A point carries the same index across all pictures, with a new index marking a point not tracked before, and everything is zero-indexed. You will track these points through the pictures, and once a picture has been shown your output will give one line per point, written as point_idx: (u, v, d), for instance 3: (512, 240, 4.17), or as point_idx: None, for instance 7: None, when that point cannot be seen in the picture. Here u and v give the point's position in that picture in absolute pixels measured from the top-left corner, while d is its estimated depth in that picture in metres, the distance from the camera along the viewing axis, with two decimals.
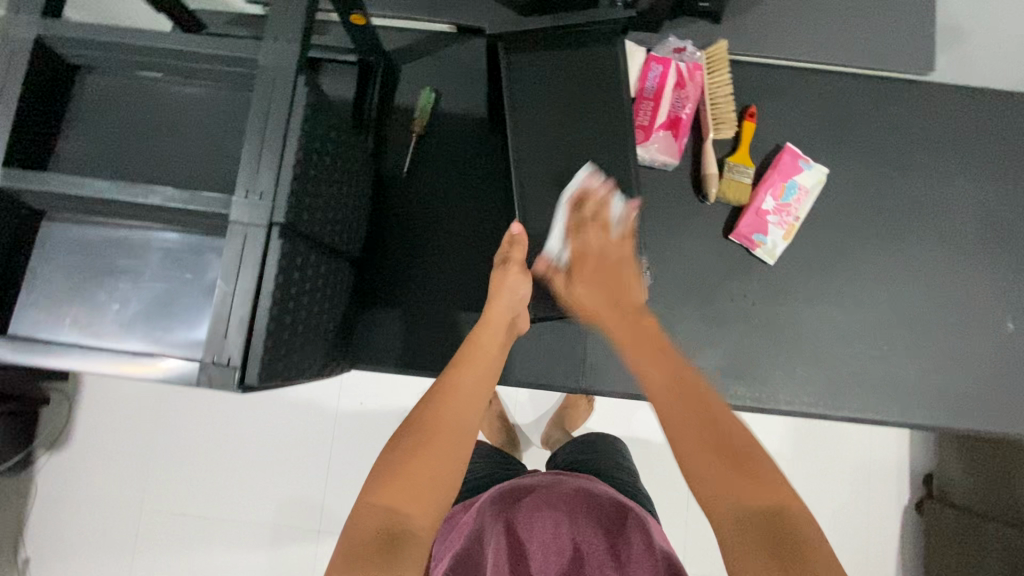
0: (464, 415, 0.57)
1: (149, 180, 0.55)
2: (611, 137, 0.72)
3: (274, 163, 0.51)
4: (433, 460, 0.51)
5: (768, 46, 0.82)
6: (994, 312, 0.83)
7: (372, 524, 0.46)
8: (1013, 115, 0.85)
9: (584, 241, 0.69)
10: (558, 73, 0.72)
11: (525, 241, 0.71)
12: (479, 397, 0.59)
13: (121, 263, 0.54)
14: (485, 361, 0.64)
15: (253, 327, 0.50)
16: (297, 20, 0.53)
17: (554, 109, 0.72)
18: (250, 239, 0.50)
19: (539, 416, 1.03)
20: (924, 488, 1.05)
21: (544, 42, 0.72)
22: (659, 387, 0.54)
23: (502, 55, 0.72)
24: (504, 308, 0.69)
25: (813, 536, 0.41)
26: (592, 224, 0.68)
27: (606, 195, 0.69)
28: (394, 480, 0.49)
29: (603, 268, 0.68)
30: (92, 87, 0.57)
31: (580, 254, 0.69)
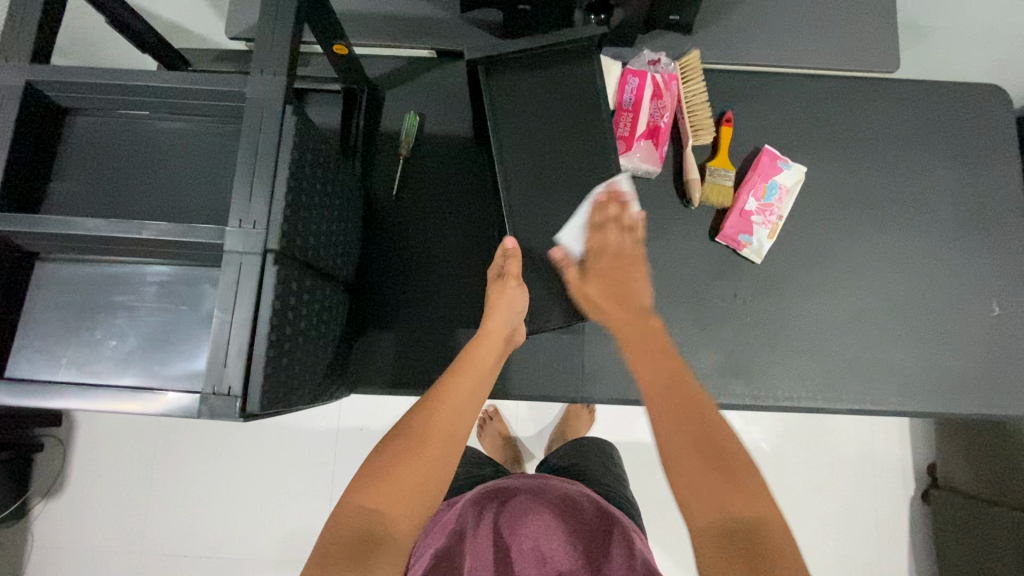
0: (456, 424, 0.61)
1: (145, 216, 0.57)
2: (592, 150, 0.74)
3: (266, 191, 0.52)
4: (419, 471, 0.56)
5: (740, 52, 0.85)
6: (981, 296, 0.84)
7: (352, 526, 0.52)
8: (983, 102, 0.88)
9: (603, 239, 0.74)
10: (539, 91, 0.74)
11: (519, 254, 0.71)
12: (471, 408, 0.63)
13: (115, 299, 0.55)
14: (481, 369, 0.66)
15: (253, 354, 0.51)
16: (283, 54, 0.55)
17: (537, 126, 0.74)
18: (246, 267, 0.51)
19: (540, 429, 1.05)
20: (929, 479, 1.07)
21: (523, 61, 0.74)
22: (663, 399, 0.59)
23: (483, 77, 0.74)
24: (502, 322, 0.71)
25: (785, 545, 0.49)
26: (614, 227, 0.74)
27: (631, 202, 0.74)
28: (380, 485, 0.54)
29: (614, 266, 0.74)
30: (80, 127, 0.59)
31: (598, 249, 0.74)
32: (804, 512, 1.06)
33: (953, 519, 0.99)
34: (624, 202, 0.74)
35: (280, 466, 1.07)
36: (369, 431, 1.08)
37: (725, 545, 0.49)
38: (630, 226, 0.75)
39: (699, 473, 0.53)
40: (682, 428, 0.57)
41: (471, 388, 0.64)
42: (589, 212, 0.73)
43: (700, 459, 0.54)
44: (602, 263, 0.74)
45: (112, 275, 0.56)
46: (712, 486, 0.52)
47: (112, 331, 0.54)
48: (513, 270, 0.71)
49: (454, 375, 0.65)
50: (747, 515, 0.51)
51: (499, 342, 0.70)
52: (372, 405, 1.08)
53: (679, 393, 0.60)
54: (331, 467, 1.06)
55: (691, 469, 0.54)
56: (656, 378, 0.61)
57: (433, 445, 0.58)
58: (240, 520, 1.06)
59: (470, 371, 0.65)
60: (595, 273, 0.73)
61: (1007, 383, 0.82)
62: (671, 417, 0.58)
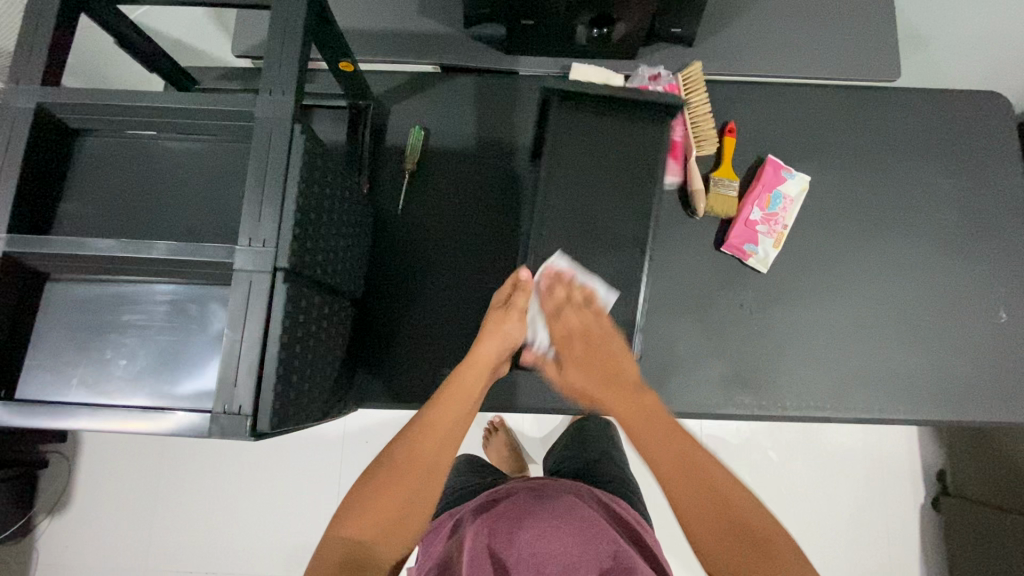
0: (441, 454, 0.60)
1: (153, 236, 0.57)
2: (631, 197, 0.73)
3: (276, 210, 0.53)
4: (402, 501, 0.55)
5: (742, 62, 0.85)
6: (988, 303, 0.84)
7: (336, 554, 0.52)
8: (983, 108, 0.88)
9: (564, 323, 0.73)
10: (597, 139, 0.73)
11: (530, 287, 0.73)
12: (457, 436, 0.62)
13: (125, 319, 0.56)
14: (468, 395, 0.65)
15: (263, 373, 0.51)
16: (291, 74, 0.56)
17: (584, 175, 0.73)
18: (255, 286, 0.51)
19: (547, 435, 1.06)
20: (938, 486, 1.07)
21: (595, 106, 0.73)
22: (671, 467, 0.58)
23: (553, 107, 0.73)
24: (489, 352, 0.69)
25: None
26: (568, 306, 0.72)
27: (573, 278, 0.74)
28: (364, 513, 0.54)
29: (587, 347, 0.71)
30: (90, 148, 0.59)
31: (564, 336, 0.72)
32: (814, 520, 1.05)
33: (964, 527, 0.98)
34: (568, 280, 0.74)
35: (285, 480, 1.06)
36: (374, 444, 1.07)
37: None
38: (587, 300, 0.73)
39: (725, 543, 0.52)
40: (698, 500, 0.55)
41: (458, 416, 0.63)
42: (538, 302, 0.75)
43: (711, 524, 0.53)
44: (576, 347, 0.71)
45: (121, 295, 0.56)
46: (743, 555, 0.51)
47: (121, 351, 0.55)
48: (519, 303, 0.72)
49: (440, 403, 0.63)
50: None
51: (485, 370, 0.68)
52: (377, 419, 1.08)
53: (684, 458, 0.58)
54: (338, 481, 1.06)
55: (716, 543, 0.52)
56: (655, 443, 0.60)
57: (418, 475, 0.57)
58: (245, 535, 1.05)
59: (458, 398, 0.64)
60: (571, 365, 0.71)
61: (1017, 390, 0.81)
62: (680, 489, 0.56)
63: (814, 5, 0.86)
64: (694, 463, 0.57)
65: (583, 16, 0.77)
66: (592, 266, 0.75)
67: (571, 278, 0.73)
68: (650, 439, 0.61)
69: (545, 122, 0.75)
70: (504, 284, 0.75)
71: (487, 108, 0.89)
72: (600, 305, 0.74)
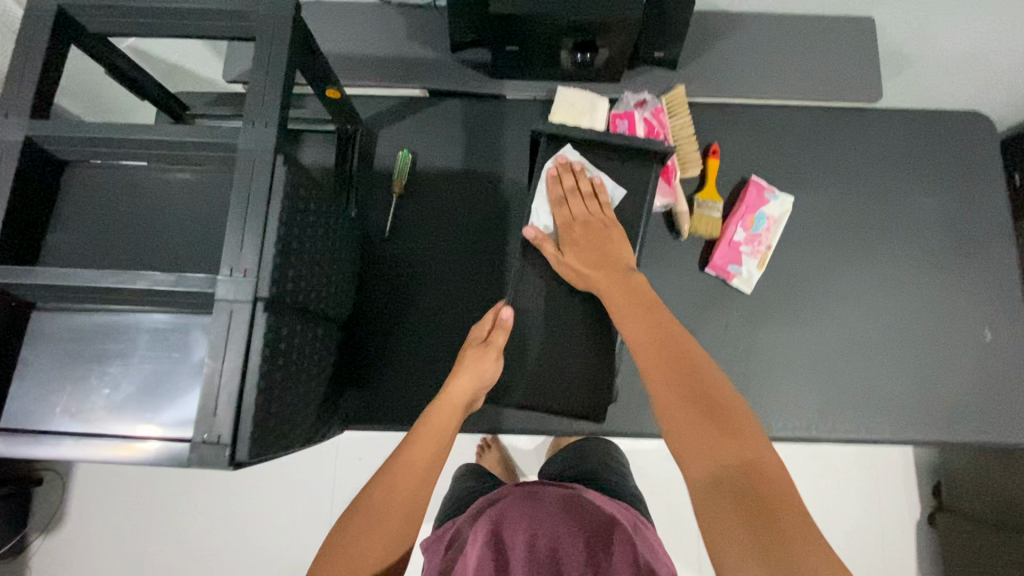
0: (413, 497, 0.59)
1: (138, 266, 0.58)
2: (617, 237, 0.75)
3: (258, 241, 0.54)
4: (377, 544, 0.55)
5: (725, 85, 0.86)
6: (973, 322, 0.84)
7: None
8: (965, 129, 0.89)
9: (568, 210, 0.72)
10: None
11: (508, 327, 0.72)
12: (429, 478, 0.62)
13: (108, 348, 0.56)
14: (439, 437, 0.64)
15: (242, 403, 0.52)
16: (274, 107, 0.57)
17: None
18: (236, 316, 0.52)
19: (540, 446, 1.08)
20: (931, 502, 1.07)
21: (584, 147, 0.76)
22: (650, 351, 0.57)
23: (543, 145, 0.76)
24: (462, 391, 0.68)
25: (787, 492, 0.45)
26: (575, 195, 0.72)
27: (582, 169, 0.73)
28: (339, 558, 0.54)
29: (588, 234, 0.70)
30: (78, 178, 0.60)
31: (566, 220, 0.72)
32: None
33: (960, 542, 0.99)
34: (578, 172, 0.73)
35: (277, 499, 1.06)
36: (367, 461, 1.08)
37: (719, 490, 0.46)
38: (594, 192, 0.72)
39: (688, 419, 0.50)
40: (669, 382, 0.53)
41: (430, 457, 0.62)
42: (546, 188, 0.74)
43: (685, 398, 0.52)
44: (577, 232, 0.71)
45: (106, 323, 0.57)
46: (704, 432, 0.49)
47: (105, 379, 0.55)
48: (497, 342, 0.71)
49: (410, 445, 0.63)
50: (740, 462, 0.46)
51: (456, 411, 0.67)
52: (369, 436, 1.08)
53: (665, 348, 0.56)
54: (329, 500, 1.06)
55: (681, 418, 0.51)
56: (641, 334, 0.59)
57: (393, 520, 0.57)
58: (236, 555, 1.05)
59: (430, 438, 0.64)
60: (568, 248, 0.70)
61: (1005, 409, 0.81)
62: (657, 370, 0.55)
63: (797, 29, 0.87)
64: (672, 350, 0.56)
65: (566, 42, 0.78)
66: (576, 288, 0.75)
67: (580, 169, 0.73)
68: (635, 332, 0.60)
69: (537, 160, 0.77)
70: (482, 321, 0.75)
71: (474, 131, 0.90)
72: (607, 200, 0.73)
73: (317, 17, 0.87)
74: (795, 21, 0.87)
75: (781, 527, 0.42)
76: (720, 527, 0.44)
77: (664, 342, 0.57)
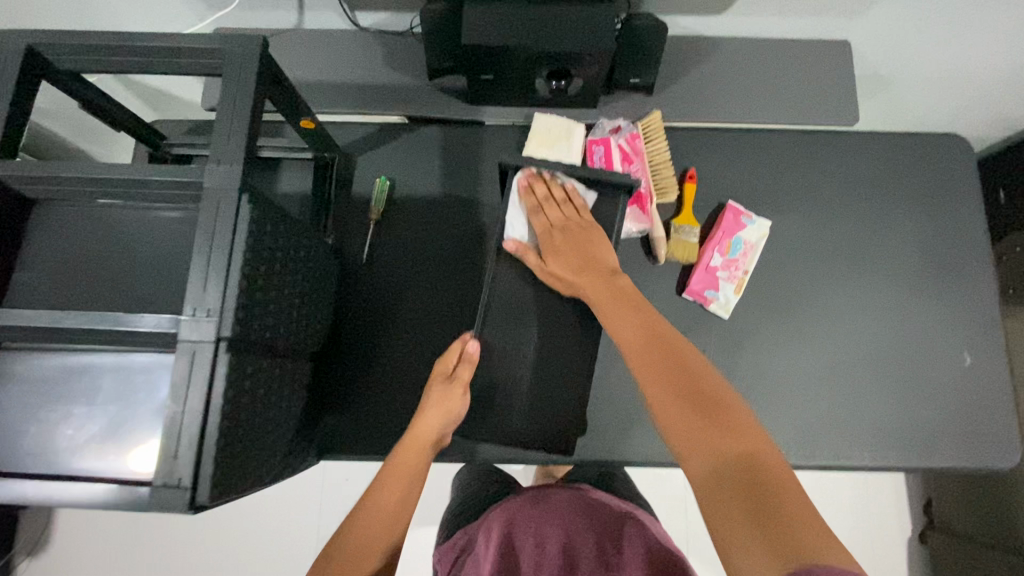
0: (383, 534, 0.62)
1: (101, 305, 0.58)
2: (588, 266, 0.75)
3: (221, 281, 0.53)
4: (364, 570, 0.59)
5: (701, 110, 0.86)
6: (952, 346, 0.84)
7: None
8: (943, 150, 0.89)
9: (545, 218, 0.73)
10: None
11: (474, 361, 0.73)
12: (400, 514, 0.64)
13: (73, 388, 0.56)
14: (406, 476, 0.67)
15: (204, 445, 0.52)
16: (240, 145, 0.57)
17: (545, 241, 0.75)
18: (198, 356, 0.52)
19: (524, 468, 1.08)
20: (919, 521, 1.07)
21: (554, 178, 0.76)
22: (642, 352, 0.59)
23: (513, 174, 0.76)
24: (429, 428, 0.70)
25: (782, 475, 0.47)
26: (549, 202, 0.73)
27: (552, 177, 0.75)
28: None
29: (567, 238, 0.72)
30: (46, 217, 0.61)
31: (544, 228, 0.73)
32: None
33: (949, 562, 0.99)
34: (550, 180, 0.75)
35: None
36: None
37: (717, 478, 0.48)
38: (569, 198, 0.74)
39: (685, 417, 0.53)
40: (665, 383, 0.56)
41: (398, 497, 0.65)
42: (519, 200, 0.75)
43: (678, 394, 0.54)
44: (557, 237, 0.72)
45: (69, 363, 0.57)
46: (702, 427, 0.51)
47: (70, 420, 0.55)
48: (462, 376, 0.72)
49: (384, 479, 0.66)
50: (737, 453, 0.49)
51: (424, 447, 0.70)
52: None
53: (657, 348, 0.59)
54: None
55: (678, 417, 0.53)
56: (632, 336, 0.61)
57: (371, 554, 0.60)
58: None
59: (401, 476, 0.67)
60: (549, 254, 0.71)
61: (986, 436, 0.81)
62: (652, 371, 0.57)
63: (775, 52, 0.87)
64: (664, 351, 0.58)
65: (541, 70, 0.78)
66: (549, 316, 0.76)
67: (550, 178, 0.75)
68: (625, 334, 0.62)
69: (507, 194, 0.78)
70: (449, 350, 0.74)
71: (452, 158, 0.90)
72: (581, 203, 0.74)
73: (296, 44, 0.88)
74: (772, 45, 0.88)
75: (778, 506, 0.44)
76: (720, 512, 0.46)
77: (655, 344, 0.59)
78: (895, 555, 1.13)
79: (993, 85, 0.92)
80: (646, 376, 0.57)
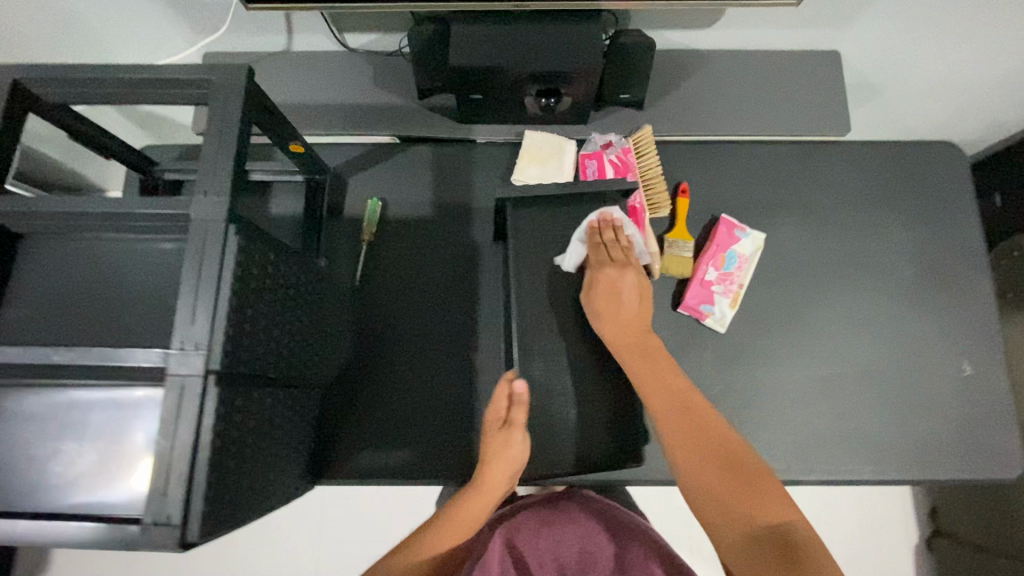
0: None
1: (91, 338, 0.57)
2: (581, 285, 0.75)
3: (210, 313, 0.53)
4: None
5: (692, 124, 0.86)
6: (950, 356, 0.83)
7: None
8: (937, 158, 0.89)
9: (603, 260, 0.73)
10: (553, 226, 0.77)
11: (526, 403, 0.69)
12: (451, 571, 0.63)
13: (61, 424, 0.56)
14: (465, 529, 0.65)
15: (194, 480, 0.51)
16: (227, 176, 0.56)
17: (538, 261, 0.75)
18: (187, 390, 0.51)
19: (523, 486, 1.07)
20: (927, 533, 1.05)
21: (549, 198, 0.77)
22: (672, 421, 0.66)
23: (510, 212, 0.77)
24: (496, 479, 0.69)
25: (817, 546, 0.52)
26: (613, 248, 0.74)
27: (625, 225, 0.75)
28: None
29: (618, 287, 0.73)
30: (33, 250, 0.60)
31: (599, 269, 0.73)
32: None
33: None
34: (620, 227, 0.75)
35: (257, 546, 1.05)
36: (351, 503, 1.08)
37: (757, 548, 0.54)
38: (629, 251, 0.76)
39: (719, 487, 0.60)
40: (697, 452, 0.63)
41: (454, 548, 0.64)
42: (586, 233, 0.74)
43: (710, 469, 0.62)
44: (607, 284, 0.73)
45: (58, 399, 0.56)
46: (737, 497, 0.59)
47: (61, 456, 0.55)
48: (518, 419, 0.69)
49: (447, 527, 0.65)
50: (768, 520, 0.56)
51: (488, 501, 0.68)
52: None
53: (688, 419, 0.66)
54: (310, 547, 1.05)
55: (710, 484, 0.61)
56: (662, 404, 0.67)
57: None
58: None
59: (464, 526, 0.66)
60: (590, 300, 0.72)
61: (986, 447, 0.80)
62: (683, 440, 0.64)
63: (764, 64, 0.87)
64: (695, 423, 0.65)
65: (530, 89, 0.78)
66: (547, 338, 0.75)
67: (621, 227, 0.75)
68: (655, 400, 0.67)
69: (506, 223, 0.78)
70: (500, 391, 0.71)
71: (444, 177, 0.90)
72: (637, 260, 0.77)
73: (285, 67, 0.88)
74: (762, 56, 0.87)
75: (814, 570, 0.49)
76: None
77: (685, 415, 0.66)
78: (899, 567, 1.11)
79: (983, 92, 0.92)
80: (677, 448, 0.64)
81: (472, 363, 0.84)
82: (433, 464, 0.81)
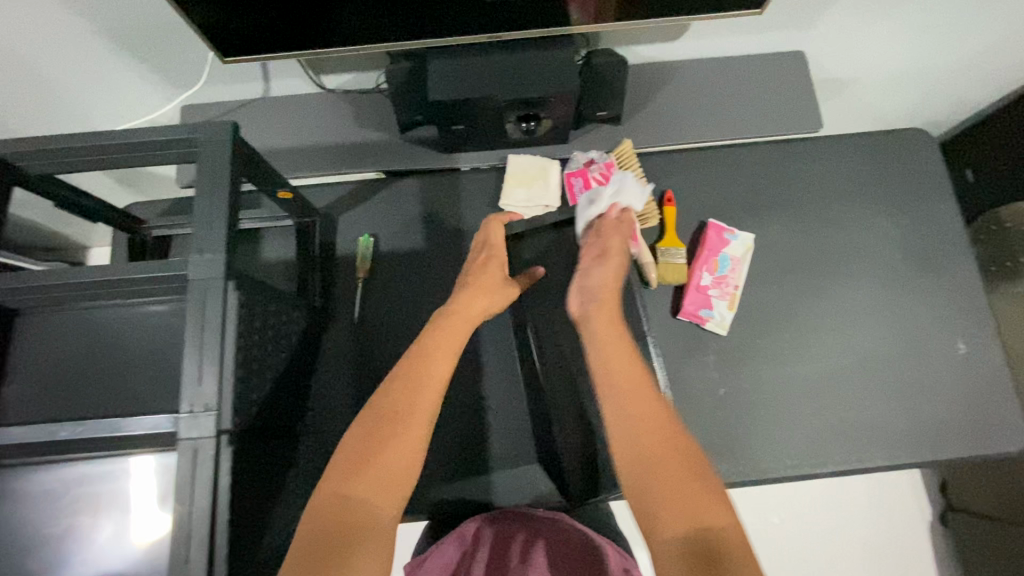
0: (425, 397, 0.56)
1: (97, 411, 0.57)
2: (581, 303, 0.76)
3: (215, 372, 0.52)
4: (394, 457, 0.52)
5: (671, 134, 0.88)
6: (944, 337, 0.85)
7: (327, 521, 0.48)
8: (908, 147, 0.92)
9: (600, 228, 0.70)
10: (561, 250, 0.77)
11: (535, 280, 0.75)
12: (443, 375, 0.58)
13: (68, 499, 0.55)
14: (453, 342, 0.61)
15: (215, 542, 0.50)
16: (222, 233, 0.56)
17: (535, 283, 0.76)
18: (200, 453, 0.51)
19: None
20: (950, 517, 1.09)
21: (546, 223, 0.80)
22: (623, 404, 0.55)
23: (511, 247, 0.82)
24: (476, 305, 0.66)
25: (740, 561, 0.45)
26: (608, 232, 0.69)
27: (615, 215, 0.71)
28: (361, 471, 0.50)
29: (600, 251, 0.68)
30: (28, 327, 0.60)
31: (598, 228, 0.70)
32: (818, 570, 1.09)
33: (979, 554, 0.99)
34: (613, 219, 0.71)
35: None
36: None
37: (681, 549, 0.47)
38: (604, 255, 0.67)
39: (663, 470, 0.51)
40: (641, 446, 0.53)
41: (446, 353, 0.60)
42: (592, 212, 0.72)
43: (653, 440, 0.53)
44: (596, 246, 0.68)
45: (66, 474, 0.55)
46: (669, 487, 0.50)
47: (80, 531, 0.54)
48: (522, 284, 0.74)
49: (427, 359, 0.59)
50: (693, 525, 0.48)
51: (471, 321, 0.65)
52: None
53: (656, 410, 0.55)
54: None
55: (654, 459, 0.52)
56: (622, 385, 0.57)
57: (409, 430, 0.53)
58: None
59: (443, 349, 0.60)
60: (610, 272, 0.65)
61: (989, 423, 0.82)
62: (635, 422, 0.54)
63: (736, 69, 0.89)
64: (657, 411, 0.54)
65: (509, 115, 0.79)
66: (551, 374, 0.76)
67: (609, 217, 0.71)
68: (613, 385, 0.57)
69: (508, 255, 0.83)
70: (485, 226, 0.76)
71: (433, 207, 0.91)
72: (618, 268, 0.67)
73: (265, 113, 0.88)
74: (731, 62, 0.90)
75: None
76: None
77: (644, 394, 0.56)
78: (915, 546, 1.12)
79: (946, 75, 0.95)
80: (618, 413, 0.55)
81: (479, 388, 0.86)
82: (446, 496, 0.81)
